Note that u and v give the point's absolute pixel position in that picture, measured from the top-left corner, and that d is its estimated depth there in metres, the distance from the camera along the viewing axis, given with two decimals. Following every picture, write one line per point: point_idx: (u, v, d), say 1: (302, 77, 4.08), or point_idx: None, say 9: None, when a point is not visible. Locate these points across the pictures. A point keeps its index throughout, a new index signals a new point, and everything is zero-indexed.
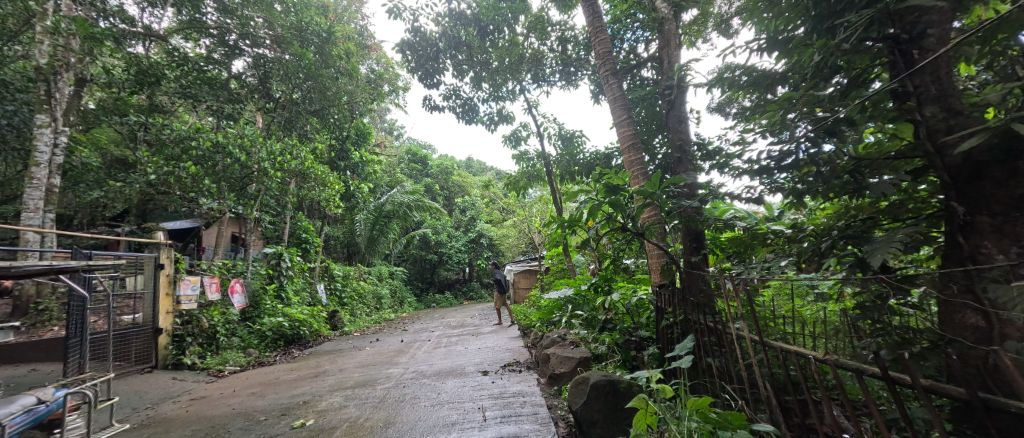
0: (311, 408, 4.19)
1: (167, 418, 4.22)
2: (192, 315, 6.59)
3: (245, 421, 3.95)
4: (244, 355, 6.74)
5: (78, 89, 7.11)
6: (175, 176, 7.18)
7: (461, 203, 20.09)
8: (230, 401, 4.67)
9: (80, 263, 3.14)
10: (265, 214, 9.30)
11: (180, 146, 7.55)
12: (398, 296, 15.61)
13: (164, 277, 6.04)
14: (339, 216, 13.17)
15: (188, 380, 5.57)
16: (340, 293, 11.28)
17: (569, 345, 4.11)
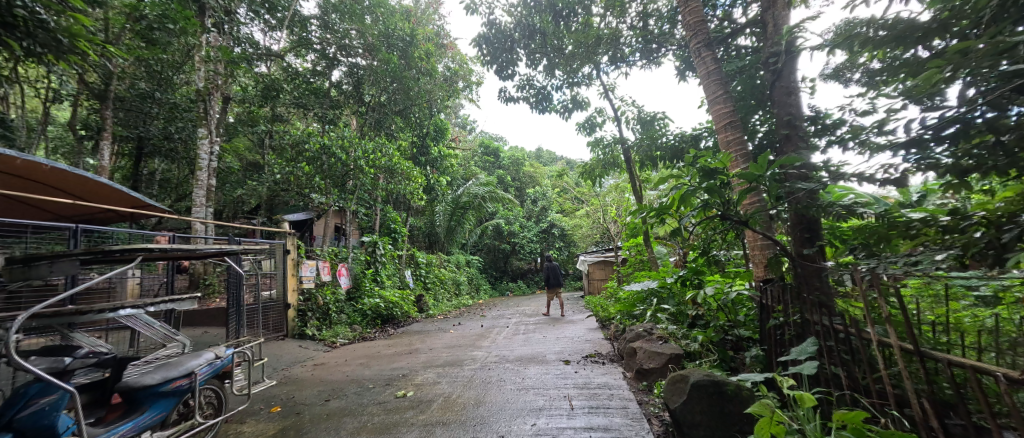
0: (410, 381, 4.61)
1: (298, 379, 4.95)
2: (310, 293, 7.54)
3: (357, 387, 4.48)
4: (351, 330, 7.68)
5: (225, 107, 8.57)
6: (294, 175, 8.35)
7: (532, 194, 20.19)
8: (344, 369, 5.33)
9: (238, 248, 3.77)
10: (363, 206, 10.32)
11: (296, 149, 8.70)
12: (474, 283, 16.26)
13: (291, 261, 7.08)
14: (421, 208, 14.08)
15: (310, 349, 6.50)
16: (424, 278, 12.12)
17: (656, 340, 3.93)
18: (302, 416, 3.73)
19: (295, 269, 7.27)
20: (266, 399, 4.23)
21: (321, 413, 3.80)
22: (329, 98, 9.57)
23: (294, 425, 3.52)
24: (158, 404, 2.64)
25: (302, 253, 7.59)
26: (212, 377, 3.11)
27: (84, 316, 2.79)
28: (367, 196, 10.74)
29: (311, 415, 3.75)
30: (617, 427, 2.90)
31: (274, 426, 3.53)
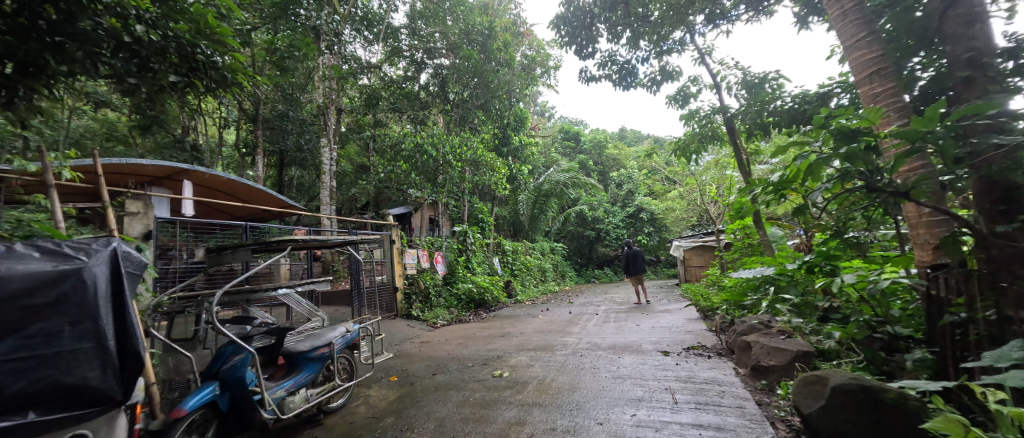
0: (505, 363, 4.73)
1: (407, 355, 5.43)
2: (413, 277, 8.19)
3: (458, 366, 4.73)
4: (449, 312, 8.20)
5: (338, 118, 9.63)
6: (394, 173, 9.14)
7: (616, 177, 19.35)
8: (445, 348, 5.70)
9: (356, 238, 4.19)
10: (454, 199, 10.93)
11: (394, 149, 9.34)
12: (560, 270, 16.20)
13: (396, 248, 7.77)
14: (505, 198, 14.37)
15: (416, 327, 7.09)
16: (511, 265, 12.39)
17: (777, 334, 3.47)
18: (414, 386, 4.22)
19: (400, 256, 7.96)
20: (384, 369, 4.86)
21: (429, 384, 4.24)
22: (419, 100, 10.38)
23: (409, 394, 4.00)
24: (308, 367, 3.60)
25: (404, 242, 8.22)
26: (344, 347, 4.02)
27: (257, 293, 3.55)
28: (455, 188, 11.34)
29: (421, 386, 4.21)
30: (733, 428, 2.62)
31: (393, 393, 4.07)
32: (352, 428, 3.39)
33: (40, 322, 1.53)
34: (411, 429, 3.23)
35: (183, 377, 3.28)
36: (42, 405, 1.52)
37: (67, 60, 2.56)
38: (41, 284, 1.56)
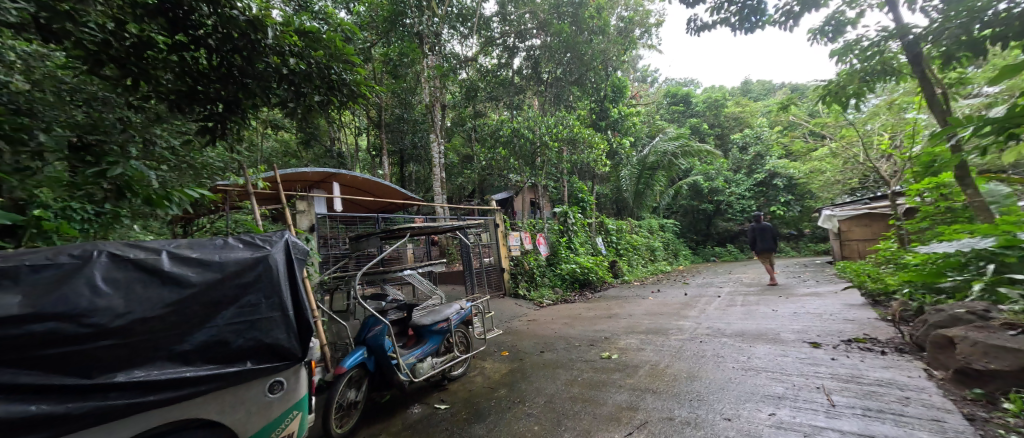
0: (613, 345, 4.50)
1: (514, 333, 5.55)
2: (518, 258, 8.29)
3: (564, 346, 4.65)
4: (553, 292, 8.15)
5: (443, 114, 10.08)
6: (495, 160, 9.41)
7: (737, 141, 16.85)
8: (551, 327, 5.67)
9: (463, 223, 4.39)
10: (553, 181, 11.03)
11: (494, 136, 9.41)
12: (672, 249, 14.94)
13: (501, 231, 7.91)
14: (606, 175, 13.72)
15: (523, 306, 7.19)
16: (616, 244, 11.74)
17: (1003, 330, 2.57)
18: (524, 361, 4.47)
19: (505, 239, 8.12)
20: (495, 343, 5.23)
21: (538, 360, 4.41)
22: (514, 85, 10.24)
23: (520, 368, 4.25)
24: (433, 338, 4.12)
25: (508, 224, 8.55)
26: (460, 322, 4.46)
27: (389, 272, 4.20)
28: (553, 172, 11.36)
29: (531, 362, 4.42)
30: None
31: (505, 367, 4.38)
32: (472, 396, 3.73)
33: (247, 295, 1.99)
34: (525, 403, 3.36)
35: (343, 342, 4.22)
36: (252, 358, 1.97)
37: (252, 95, 3.16)
38: (245, 265, 2.00)
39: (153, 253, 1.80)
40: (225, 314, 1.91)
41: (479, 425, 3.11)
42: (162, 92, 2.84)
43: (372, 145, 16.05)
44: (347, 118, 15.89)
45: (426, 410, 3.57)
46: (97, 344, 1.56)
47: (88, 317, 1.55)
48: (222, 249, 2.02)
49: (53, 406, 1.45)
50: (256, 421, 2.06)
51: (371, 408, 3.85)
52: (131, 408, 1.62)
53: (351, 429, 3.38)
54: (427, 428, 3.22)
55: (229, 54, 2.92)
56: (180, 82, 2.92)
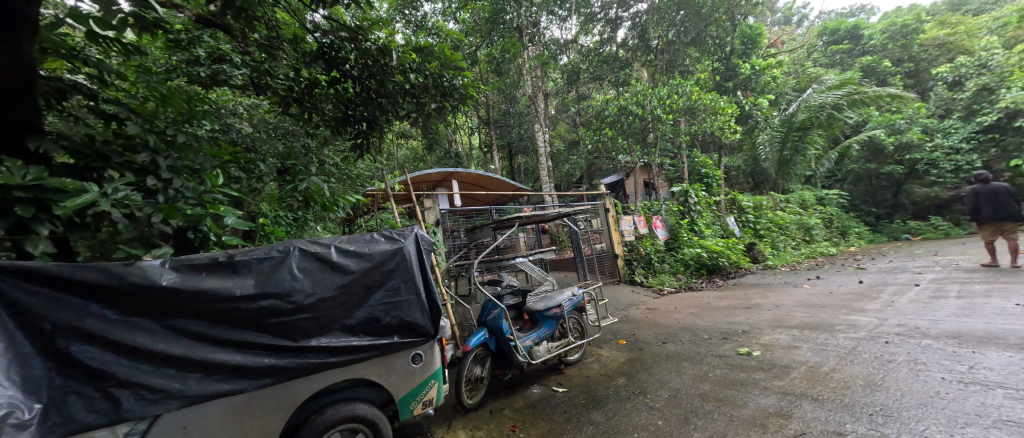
0: (755, 340, 4.54)
1: (634, 320, 6.19)
2: (632, 244, 8.63)
3: (691, 336, 5.00)
4: (675, 279, 8.22)
5: (538, 100, 11.23)
6: (602, 141, 10.99)
7: (946, 74, 12.31)
8: (674, 316, 6.09)
9: (570, 212, 4.68)
10: (667, 159, 10.60)
11: (599, 116, 11.06)
12: (840, 227, 12.27)
13: (611, 216, 8.27)
14: (736, 144, 12.41)
15: (642, 293, 7.67)
16: (754, 225, 10.28)
17: None
18: (643, 352, 4.81)
19: (616, 223, 8.51)
20: (612, 332, 5.66)
21: (657, 353, 4.68)
22: (618, 61, 11.59)
23: (638, 359, 4.61)
24: (546, 323, 4.54)
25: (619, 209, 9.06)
26: (571, 308, 4.86)
27: (503, 261, 4.54)
28: (668, 143, 10.82)
29: (650, 353, 4.72)
30: None
31: (622, 356, 4.76)
32: (588, 384, 4.13)
33: (386, 280, 2.67)
34: (645, 395, 3.68)
35: (467, 324, 4.53)
36: (397, 333, 2.67)
37: (373, 108, 5.44)
38: (385, 256, 2.68)
39: (325, 246, 2.45)
40: (376, 296, 2.61)
41: (596, 412, 3.51)
42: (325, 116, 5.43)
43: (484, 141, 17.22)
44: (462, 120, 17.38)
45: (545, 392, 4.12)
46: (298, 316, 2.27)
47: (292, 296, 2.26)
48: (370, 243, 2.67)
49: (276, 360, 2.18)
50: (405, 384, 2.77)
51: (496, 386, 4.43)
52: (322, 366, 2.32)
53: (479, 401, 3.98)
54: (546, 409, 3.75)
55: (361, 81, 5.22)
56: (336, 108, 5.41)
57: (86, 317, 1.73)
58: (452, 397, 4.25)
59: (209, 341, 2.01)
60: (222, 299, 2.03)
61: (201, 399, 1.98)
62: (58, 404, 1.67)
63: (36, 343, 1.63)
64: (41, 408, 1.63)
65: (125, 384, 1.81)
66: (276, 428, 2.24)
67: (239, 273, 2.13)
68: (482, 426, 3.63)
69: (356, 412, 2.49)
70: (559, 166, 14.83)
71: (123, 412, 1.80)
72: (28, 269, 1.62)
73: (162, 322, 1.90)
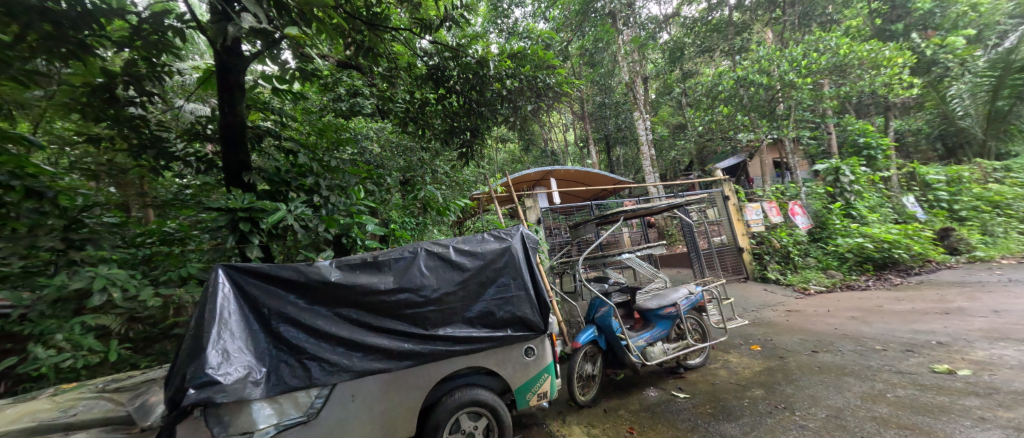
0: (959, 355, 3.84)
1: (774, 322, 5.57)
2: (762, 236, 7.91)
3: (857, 345, 4.43)
4: (826, 276, 7.22)
5: (633, 82, 10.55)
6: (717, 121, 9.68)
7: None
8: (828, 320, 5.38)
9: (685, 201, 4.25)
10: (803, 130, 9.02)
11: (713, 94, 9.81)
12: None
13: (733, 206, 7.72)
14: (914, 102, 10.45)
15: (778, 293, 6.87)
16: (952, 205, 8.54)
17: None
18: (786, 361, 4.27)
19: (740, 213, 7.78)
20: (744, 336, 5.15)
21: (805, 363, 4.17)
22: (733, 26, 10.17)
23: (779, 368, 4.09)
24: (661, 323, 4.07)
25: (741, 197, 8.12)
26: (690, 308, 4.27)
27: (608, 257, 4.18)
28: (806, 111, 9.20)
29: (795, 362, 4.20)
30: None
31: (758, 363, 4.27)
32: (715, 391, 3.75)
33: (499, 277, 2.91)
34: (791, 411, 3.26)
35: (574, 319, 4.27)
36: (510, 326, 2.89)
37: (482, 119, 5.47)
38: (497, 253, 2.93)
39: (445, 247, 2.80)
40: (489, 292, 2.86)
41: (728, 423, 3.19)
42: (435, 132, 5.71)
43: (580, 137, 16.70)
44: (555, 119, 17.29)
45: (663, 396, 3.77)
46: (428, 308, 2.66)
47: (423, 290, 2.66)
48: (481, 243, 2.94)
49: (415, 345, 2.59)
50: (520, 376, 2.97)
51: (609, 385, 4.15)
52: (449, 352, 2.67)
53: (592, 399, 3.75)
54: (667, 415, 3.42)
55: (468, 94, 5.30)
56: (446, 123, 5.62)
57: (288, 303, 2.36)
58: (564, 392, 4.09)
59: (366, 326, 2.51)
60: (372, 292, 2.52)
61: (362, 373, 2.47)
62: (275, 368, 2.30)
63: (262, 321, 2.30)
64: (267, 371, 2.27)
65: (314, 357, 2.37)
66: (416, 405, 2.62)
67: (383, 270, 2.60)
68: (596, 425, 3.41)
69: (480, 398, 2.80)
70: (664, 154, 13.71)
71: (315, 380, 2.36)
72: (256, 270, 2.31)
73: (334, 310, 2.46)
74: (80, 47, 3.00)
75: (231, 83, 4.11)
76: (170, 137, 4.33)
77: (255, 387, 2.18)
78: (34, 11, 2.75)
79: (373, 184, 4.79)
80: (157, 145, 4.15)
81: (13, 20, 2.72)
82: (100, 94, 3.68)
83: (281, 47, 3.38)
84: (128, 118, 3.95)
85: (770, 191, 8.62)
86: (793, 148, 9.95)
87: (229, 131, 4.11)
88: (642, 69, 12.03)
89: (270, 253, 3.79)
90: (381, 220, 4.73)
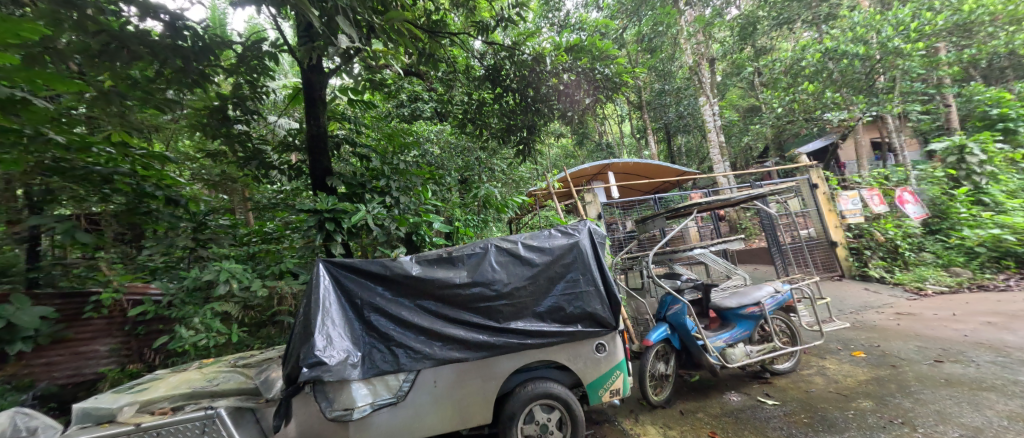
0: None
1: (880, 326, 4.88)
2: (862, 229, 6.96)
3: (994, 356, 3.75)
4: (948, 274, 6.22)
5: (698, 67, 10.11)
6: (800, 100, 8.64)
7: None
8: (950, 325, 4.62)
9: (767, 191, 3.89)
10: (912, 104, 7.77)
11: (794, 71, 8.90)
12: None
13: (823, 195, 6.83)
14: None
15: (884, 293, 6.00)
16: None
17: None
18: (901, 370, 3.71)
19: (832, 203, 6.86)
20: (844, 340, 4.58)
21: (925, 373, 3.60)
22: None
23: (892, 378, 3.58)
24: (742, 323, 3.75)
25: (833, 185, 7.15)
26: (777, 308, 3.87)
27: (677, 253, 3.94)
28: (916, 81, 7.95)
29: (913, 373, 3.64)
30: None
31: (864, 372, 3.77)
32: (811, 399, 3.37)
33: (568, 273, 2.85)
34: (911, 428, 2.84)
35: (643, 316, 4.06)
36: (581, 322, 2.83)
37: (539, 115, 5.49)
38: (565, 249, 2.87)
39: (514, 243, 2.82)
40: (559, 287, 2.81)
41: (832, 436, 2.85)
42: (494, 131, 5.77)
43: (637, 127, 15.96)
44: (611, 110, 16.73)
45: (749, 401, 3.47)
46: (500, 302, 2.70)
47: (494, 285, 2.70)
48: (549, 239, 2.91)
49: (489, 338, 2.64)
50: (592, 371, 2.90)
51: (684, 386, 3.91)
52: (522, 345, 2.69)
53: (666, 399, 3.56)
54: (754, 422, 3.14)
55: (525, 90, 5.30)
56: (503, 121, 5.66)
57: (377, 295, 2.59)
58: (635, 390, 3.93)
59: (444, 318, 2.63)
60: (448, 286, 2.63)
61: (442, 362, 2.60)
62: (369, 353, 2.52)
63: (356, 311, 2.55)
64: (362, 355, 2.50)
65: (401, 345, 2.55)
66: (492, 394, 2.71)
67: (457, 265, 2.70)
68: (674, 426, 3.23)
69: (551, 391, 2.79)
70: (734, 141, 12.64)
71: (402, 364, 2.54)
72: (351, 264, 2.57)
73: (415, 301, 2.62)
74: (199, 75, 3.50)
75: (315, 98, 4.56)
76: (269, 150, 4.85)
77: (354, 368, 2.43)
78: (169, 49, 3.23)
79: (435, 184, 5.00)
80: (258, 157, 4.68)
81: (154, 58, 3.24)
82: (215, 116, 4.24)
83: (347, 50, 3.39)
84: (236, 135, 4.47)
85: (870, 177, 7.59)
86: (898, 126, 8.62)
87: (314, 139, 4.51)
88: (706, 51, 11.18)
89: (354, 250, 4.12)
90: (446, 218, 4.87)
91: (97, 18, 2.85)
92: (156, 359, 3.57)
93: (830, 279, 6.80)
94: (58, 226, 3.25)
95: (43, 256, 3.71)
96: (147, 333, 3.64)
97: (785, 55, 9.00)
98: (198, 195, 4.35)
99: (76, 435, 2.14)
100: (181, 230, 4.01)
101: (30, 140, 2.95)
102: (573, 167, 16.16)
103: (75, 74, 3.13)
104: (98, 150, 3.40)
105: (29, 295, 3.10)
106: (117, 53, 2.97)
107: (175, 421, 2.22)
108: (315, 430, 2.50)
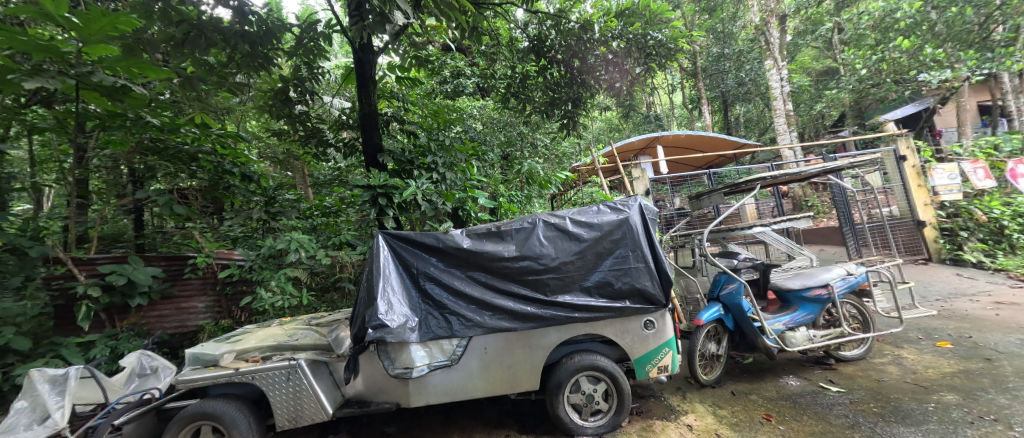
0: None
1: (974, 316, 4.36)
2: (958, 207, 6.16)
3: None
4: None
5: (767, 26, 9.19)
6: (890, 59, 7.61)
7: None
8: None
9: (846, 164, 3.51)
10: None
11: (884, 25, 7.83)
12: None
13: (911, 169, 6.09)
14: None
15: (980, 280, 5.33)
16: None
17: None
18: (997, 365, 3.33)
19: (922, 178, 6.11)
20: (926, 330, 4.15)
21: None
22: None
23: (985, 372, 3.23)
24: (806, 306, 3.53)
25: (926, 157, 6.37)
26: (849, 291, 3.58)
27: (736, 232, 3.69)
28: None
29: (1013, 368, 3.26)
30: None
31: (950, 364, 3.42)
32: (884, 389, 3.14)
33: (617, 249, 2.81)
34: (1007, 425, 2.59)
35: (694, 295, 3.92)
36: (630, 298, 2.80)
37: (587, 88, 5.33)
38: (613, 225, 2.82)
39: (562, 218, 2.82)
40: (607, 263, 2.79)
41: (906, 428, 2.66)
42: (537, 105, 5.66)
43: (691, 97, 14.96)
44: (662, 79, 15.76)
45: (809, 386, 3.30)
46: (548, 275, 2.73)
47: (542, 259, 2.74)
48: (598, 214, 2.87)
49: (536, 310, 2.70)
50: (639, 347, 2.89)
51: (735, 368, 3.78)
52: (569, 319, 2.73)
53: (716, 379, 3.47)
54: (814, 408, 2.99)
55: (573, 61, 5.13)
56: (547, 96, 5.52)
57: (431, 265, 2.72)
58: (684, 369, 3.87)
59: (494, 289, 2.72)
60: (497, 259, 2.71)
61: (493, 330, 2.71)
62: (425, 318, 2.68)
63: (413, 280, 2.71)
64: (419, 320, 2.67)
65: (453, 313, 2.68)
66: (539, 363, 2.79)
67: (505, 239, 2.75)
68: (724, 406, 3.16)
69: (598, 364, 2.82)
70: (803, 109, 11.51)
71: (455, 331, 2.68)
72: (407, 236, 2.73)
73: (466, 272, 2.73)
74: (264, 58, 3.69)
75: (366, 77, 4.72)
76: (325, 129, 5.08)
77: (412, 332, 2.61)
78: (237, 35, 3.40)
79: (478, 160, 5.09)
80: (317, 135, 4.95)
81: (226, 44, 3.41)
82: (279, 98, 4.55)
83: (385, 26, 3.38)
84: (297, 115, 4.77)
85: (974, 148, 6.65)
86: (1016, 86, 7.35)
87: (365, 117, 4.69)
88: (777, 7, 10.05)
89: (407, 224, 4.34)
90: (490, 195, 4.93)
91: (178, 9, 3.11)
92: (243, 316, 4.04)
93: (913, 263, 6.14)
94: (159, 199, 3.70)
95: (147, 225, 4.31)
96: (234, 293, 4.07)
97: (874, 6, 7.91)
98: (267, 173, 4.83)
99: (190, 375, 2.53)
100: (254, 203, 4.31)
101: (132, 122, 3.45)
102: (618, 140, 15.53)
103: (162, 63, 3.54)
104: (185, 131, 3.87)
105: (141, 256, 3.61)
106: (196, 41, 3.16)
107: (264, 369, 2.55)
108: (379, 384, 2.77)
